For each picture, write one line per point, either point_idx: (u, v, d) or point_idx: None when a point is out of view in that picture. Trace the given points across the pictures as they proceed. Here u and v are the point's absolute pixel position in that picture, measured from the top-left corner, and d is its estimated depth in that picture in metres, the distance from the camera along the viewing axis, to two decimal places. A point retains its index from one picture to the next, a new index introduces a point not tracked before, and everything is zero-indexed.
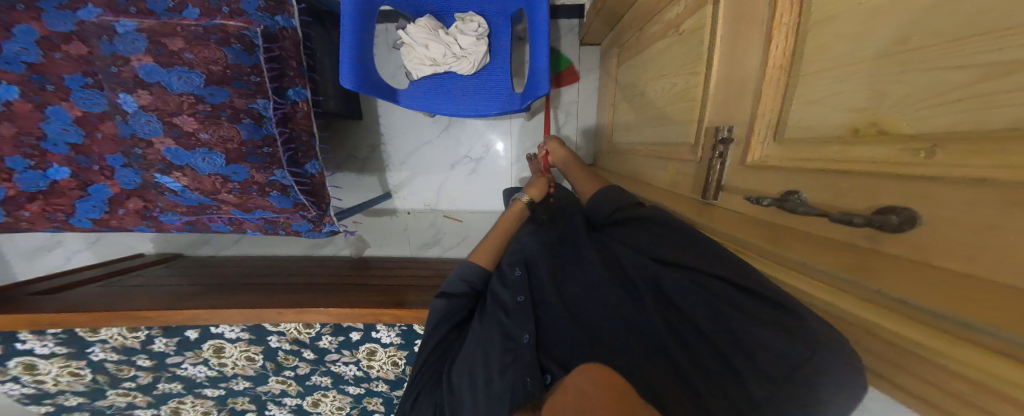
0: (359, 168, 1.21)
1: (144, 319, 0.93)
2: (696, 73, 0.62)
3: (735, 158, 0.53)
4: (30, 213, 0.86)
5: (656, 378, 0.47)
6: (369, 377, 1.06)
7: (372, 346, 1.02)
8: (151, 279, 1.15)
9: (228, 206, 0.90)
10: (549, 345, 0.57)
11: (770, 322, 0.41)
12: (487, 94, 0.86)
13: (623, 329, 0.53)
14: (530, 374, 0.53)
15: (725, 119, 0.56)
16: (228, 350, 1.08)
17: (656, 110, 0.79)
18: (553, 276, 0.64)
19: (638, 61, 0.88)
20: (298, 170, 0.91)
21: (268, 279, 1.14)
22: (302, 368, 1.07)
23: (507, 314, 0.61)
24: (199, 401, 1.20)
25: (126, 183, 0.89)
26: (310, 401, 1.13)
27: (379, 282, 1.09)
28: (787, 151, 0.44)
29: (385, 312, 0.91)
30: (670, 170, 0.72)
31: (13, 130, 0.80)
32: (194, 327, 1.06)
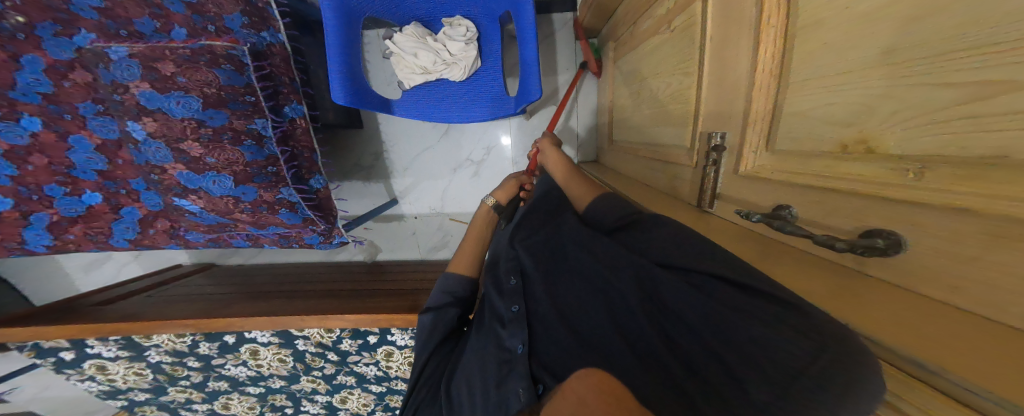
0: (364, 176, 1.23)
1: (188, 326, 1.02)
2: (689, 73, 0.61)
3: (729, 166, 0.52)
4: (74, 235, 0.94)
5: (647, 386, 0.38)
6: (389, 376, 1.12)
7: (388, 348, 1.07)
8: (192, 289, 1.25)
9: (244, 224, 0.95)
10: (542, 354, 0.53)
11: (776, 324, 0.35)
12: (480, 100, 0.84)
13: (615, 334, 0.46)
14: (521, 384, 0.50)
15: (718, 124, 0.54)
16: (262, 352, 1.17)
17: (654, 109, 0.76)
18: (546, 280, 0.59)
19: (634, 56, 0.84)
20: (304, 186, 0.95)
21: (292, 286, 1.21)
22: (328, 369, 1.14)
23: (503, 326, 0.59)
24: (244, 397, 1.31)
25: (151, 205, 0.98)
26: (339, 399, 1.20)
27: (392, 286, 1.13)
28: (779, 162, 0.43)
29: (397, 317, 0.94)
30: (668, 174, 0.71)
31: (45, 160, 0.85)
32: (231, 333, 1.15)
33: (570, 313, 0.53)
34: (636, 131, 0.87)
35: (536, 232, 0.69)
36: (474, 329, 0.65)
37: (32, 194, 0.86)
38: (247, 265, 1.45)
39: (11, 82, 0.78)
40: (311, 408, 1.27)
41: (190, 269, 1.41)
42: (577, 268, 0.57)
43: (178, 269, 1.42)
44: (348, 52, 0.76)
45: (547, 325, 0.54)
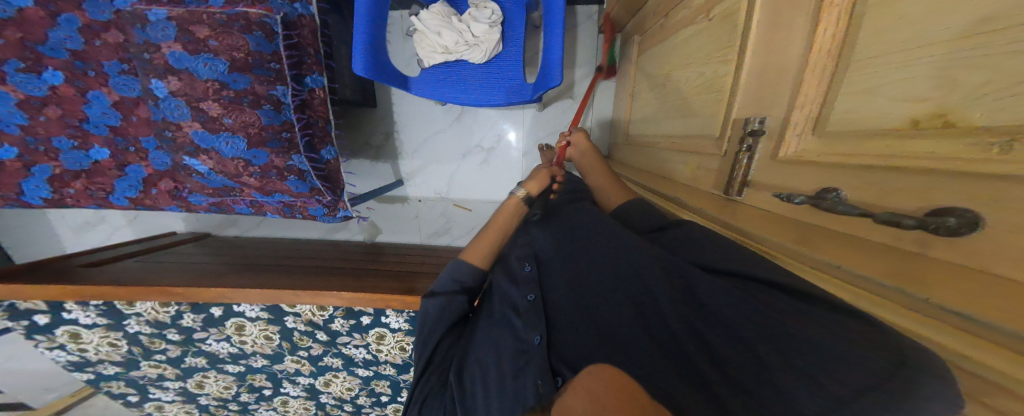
0: (373, 156, 1.23)
1: (174, 295, 0.99)
2: (727, 61, 0.60)
3: (765, 152, 0.51)
4: (75, 190, 0.95)
5: (676, 385, 0.42)
6: (377, 360, 1.08)
7: (381, 330, 1.05)
8: (183, 257, 1.22)
9: (250, 189, 0.94)
10: (560, 349, 0.56)
11: (811, 322, 0.38)
12: (500, 85, 0.85)
13: (641, 331, 0.49)
14: (541, 377, 0.54)
15: (756, 110, 0.53)
16: (248, 328, 1.13)
17: (678, 100, 0.77)
18: (565, 276, 0.64)
19: (661, 49, 0.85)
20: (315, 155, 0.94)
21: (288, 261, 1.19)
22: (315, 349, 1.11)
23: (519, 316, 0.63)
24: (222, 376, 1.24)
25: (158, 164, 0.98)
26: (322, 382, 1.16)
27: (392, 267, 1.12)
28: (830, 145, 0.41)
29: (394, 298, 0.96)
30: (692, 165, 0.70)
31: (59, 112, 0.90)
32: (218, 305, 1.11)
33: (591, 310, 0.56)
34: (657, 124, 0.87)
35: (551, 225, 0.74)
36: (483, 317, 0.69)
37: (38, 145, 0.90)
38: (243, 238, 1.42)
39: (43, 38, 0.85)
40: (291, 390, 1.21)
41: (187, 237, 1.38)
42: (601, 263, 0.60)
43: (173, 236, 1.38)
44: (375, 28, 0.78)
45: (566, 319, 0.59)
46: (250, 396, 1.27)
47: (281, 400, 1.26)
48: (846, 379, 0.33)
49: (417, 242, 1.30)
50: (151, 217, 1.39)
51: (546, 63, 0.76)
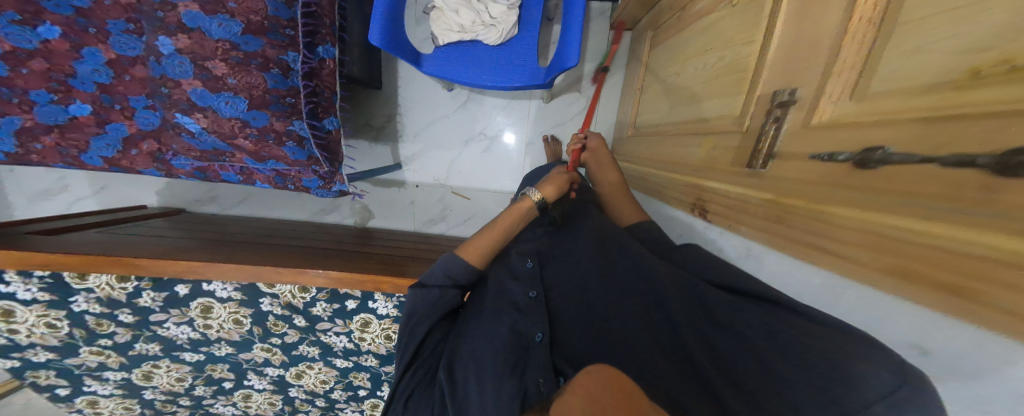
0: (373, 137, 1.22)
1: (134, 268, 0.91)
2: (752, 41, 0.62)
3: (795, 121, 0.51)
4: (43, 146, 0.87)
5: (682, 388, 0.48)
6: (358, 351, 1.01)
7: (366, 317, 0.98)
8: (150, 231, 1.11)
9: (243, 154, 0.90)
10: (560, 346, 0.65)
11: (819, 335, 0.41)
12: (515, 67, 0.87)
13: (642, 327, 0.58)
14: (543, 375, 0.59)
15: (786, 82, 0.53)
16: (215, 310, 1.02)
17: (693, 87, 0.80)
18: (568, 284, 0.73)
19: (680, 40, 0.87)
20: (316, 124, 0.91)
21: (272, 238, 1.12)
22: (290, 336, 1.02)
23: (520, 311, 0.70)
24: (175, 366, 1.11)
25: (144, 124, 0.91)
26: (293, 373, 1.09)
27: (384, 251, 1.08)
28: (869, 107, 0.41)
29: (384, 280, 0.92)
30: (707, 146, 0.70)
31: (44, 65, 0.81)
32: (184, 282, 1.00)
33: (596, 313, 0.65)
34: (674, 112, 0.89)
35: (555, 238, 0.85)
36: (478, 312, 0.72)
37: (13, 96, 0.80)
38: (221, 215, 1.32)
39: None
40: (255, 383, 1.12)
41: (157, 212, 1.26)
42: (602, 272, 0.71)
43: (144, 209, 1.27)
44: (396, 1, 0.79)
45: (568, 322, 0.67)
46: (206, 390, 1.15)
47: (241, 394, 1.14)
48: (840, 380, 0.37)
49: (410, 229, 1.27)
50: (121, 189, 1.29)
51: (564, 43, 0.78)
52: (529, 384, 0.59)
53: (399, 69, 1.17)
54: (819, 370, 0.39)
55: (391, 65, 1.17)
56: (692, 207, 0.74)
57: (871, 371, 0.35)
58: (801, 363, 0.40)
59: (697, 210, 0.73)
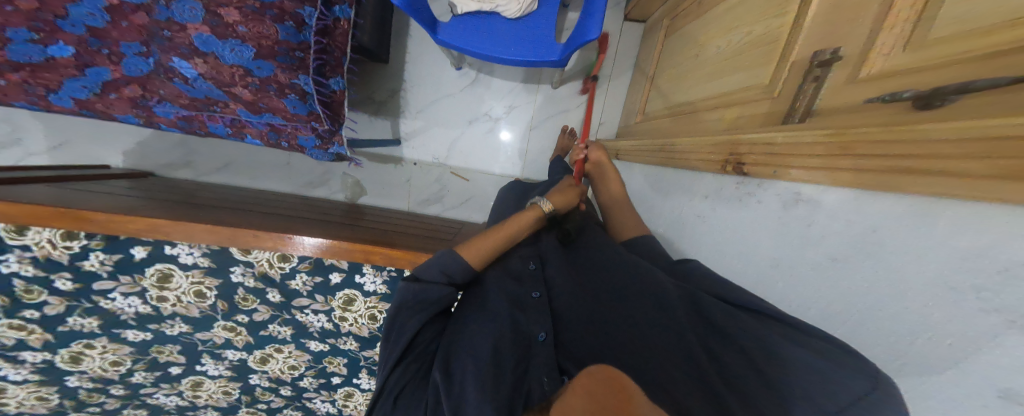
0: (374, 110, 1.19)
1: (83, 221, 0.77)
2: (784, 13, 0.62)
3: (840, 78, 0.50)
4: (7, 81, 0.81)
5: (694, 388, 0.46)
6: (339, 332, 0.94)
7: (351, 293, 0.91)
8: (106, 187, 0.96)
9: (238, 104, 0.86)
10: (569, 347, 0.60)
11: (803, 344, 0.44)
12: (532, 41, 0.82)
13: (651, 329, 0.56)
14: (549, 373, 0.54)
15: (829, 41, 0.53)
16: (175, 278, 0.89)
17: (713, 65, 0.82)
18: (573, 285, 0.70)
19: (698, 24, 0.90)
20: (323, 82, 0.86)
21: (254, 204, 1.02)
22: (259, 314, 0.92)
23: (524, 310, 0.66)
24: (111, 347, 0.93)
25: (131, 71, 0.83)
26: (257, 357, 1.00)
27: (377, 226, 1.01)
28: (927, 55, 0.39)
29: (376, 251, 0.85)
30: (730, 117, 0.73)
31: (32, 3, 0.74)
32: (144, 244, 0.86)
33: (597, 315, 0.62)
34: (694, 90, 0.89)
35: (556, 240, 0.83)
36: (474, 311, 0.65)
37: None
38: (195, 181, 1.21)
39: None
40: (210, 368, 1.00)
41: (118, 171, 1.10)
42: (602, 278, 0.71)
43: (104, 168, 1.11)
44: None
45: (572, 324, 0.63)
46: (147, 376, 0.99)
47: (189, 382, 1.01)
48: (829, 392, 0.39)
49: (404, 208, 1.25)
50: (81, 146, 1.15)
51: (588, 15, 0.74)
52: (531, 383, 0.54)
53: (407, 45, 1.17)
54: (817, 389, 0.40)
55: (400, 37, 1.16)
56: (724, 163, 0.69)
57: (853, 378, 0.39)
58: (779, 377, 0.43)
59: (729, 165, 0.68)
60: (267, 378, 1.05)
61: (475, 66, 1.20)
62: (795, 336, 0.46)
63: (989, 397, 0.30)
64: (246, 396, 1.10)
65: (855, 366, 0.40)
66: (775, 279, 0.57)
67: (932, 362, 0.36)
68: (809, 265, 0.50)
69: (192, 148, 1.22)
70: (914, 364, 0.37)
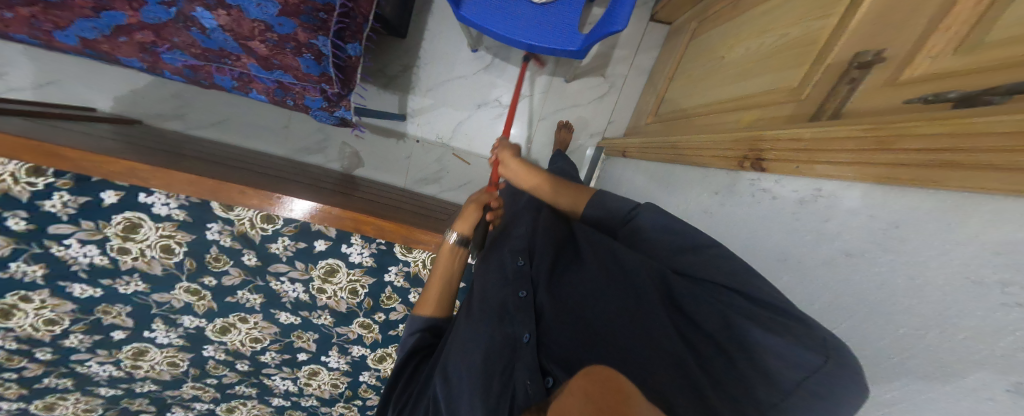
0: (383, 83, 1.23)
1: (51, 160, 0.65)
2: (828, 15, 0.62)
3: (878, 80, 0.50)
4: (14, 14, 0.78)
5: (673, 383, 0.40)
6: (314, 305, 0.91)
7: (335, 263, 0.87)
8: (84, 129, 0.89)
9: (250, 59, 0.82)
10: (551, 344, 0.52)
11: (774, 327, 0.39)
12: (555, 31, 0.86)
13: (628, 325, 0.49)
14: (529, 376, 0.47)
15: (872, 42, 0.52)
16: (143, 229, 0.78)
17: (738, 69, 0.84)
18: (556, 277, 0.62)
19: (731, 25, 0.92)
20: (340, 46, 0.84)
21: (248, 163, 0.99)
22: (229, 277, 0.86)
23: (510, 311, 0.59)
24: (51, 302, 0.80)
25: (148, 17, 0.78)
26: (217, 327, 0.92)
27: (370, 197, 0.98)
28: (979, 57, 0.38)
29: (368, 221, 0.81)
30: (746, 120, 0.75)
31: None
32: (117, 188, 0.73)
33: (577, 311, 0.54)
34: (715, 90, 0.90)
35: (543, 227, 0.72)
36: (467, 318, 0.64)
37: None
38: (184, 133, 1.18)
39: None
40: (160, 335, 0.92)
41: (101, 115, 1.05)
42: (577, 272, 0.61)
43: (87, 111, 1.06)
44: None
45: (551, 322, 0.55)
46: (82, 341, 0.88)
47: (132, 349, 0.93)
48: (798, 369, 0.36)
49: (400, 185, 1.27)
50: (71, 86, 1.11)
51: (615, 5, 0.78)
52: (515, 390, 0.48)
53: (425, 24, 1.21)
54: (769, 371, 0.38)
55: (419, 13, 1.20)
56: (741, 159, 0.70)
57: (805, 356, 0.36)
58: (749, 362, 0.39)
59: (747, 162, 0.68)
60: (223, 351, 0.98)
61: (491, 51, 1.24)
62: (772, 325, 0.38)
63: (997, 391, 0.28)
64: (196, 369, 1.01)
65: (803, 337, 0.37)
66: (780, 273, 0.55)
67: (946, 360, 0.33)
68: (820, 260, 0.49)
69: (186, 101, 1.19)
70: (931, 364, 0.34)
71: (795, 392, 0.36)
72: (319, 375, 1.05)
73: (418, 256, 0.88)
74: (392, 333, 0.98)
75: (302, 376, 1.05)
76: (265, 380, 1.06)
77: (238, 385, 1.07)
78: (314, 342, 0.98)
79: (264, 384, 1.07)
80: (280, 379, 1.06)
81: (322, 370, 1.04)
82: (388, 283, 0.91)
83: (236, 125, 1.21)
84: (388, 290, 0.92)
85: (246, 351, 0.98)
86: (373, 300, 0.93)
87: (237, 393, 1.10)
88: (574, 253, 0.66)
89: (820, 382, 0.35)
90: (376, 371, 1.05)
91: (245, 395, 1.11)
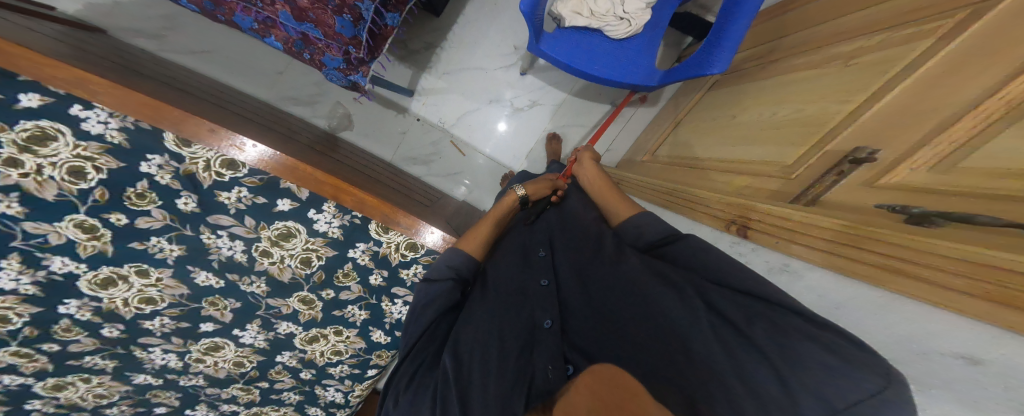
0: (402, 56, 1.26)
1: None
2: (850, 100, 0.61)
3: (860, 179, 0.54)
4: None
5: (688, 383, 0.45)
6: (249, 270, 0.82)
7: (294, 227, 0.78)
8: (28, 25, 0.74)
9: (282, 5, 0.78)
10: (572, 334, 0.62)
11: (829, 344, 0.40)
12: (628, 65, 0.92)
13: (659, 323, 0.53)
14: (552, 364, 0.55)
15: (871, 140, 0.54)
16: (54, 144, 0.59)
17: (746, 131, 0.86)
18: (577, 276, 0.71)
19: (747, 86, 0.95)
20: (380, 14, 0.83)
21: (235, 102, 0.93)
22: (147, 220, 0.71)
23: (532, 297, 0.69)
24: None
25: None
26: (98, 278, 0.74)
27: (350, 163, 0.91)
28: (955, 177, 0.42)
29: (350, 191, 0.74)
30: (738, 183, 0.80)
31: None
32: (46, 92, 0.57)
33: (604, 312, 0.62)
34: (717, 148, 0.94)
35: (569, 226, 0.84)
36: (482, 298, 0.69)
37: None
38: (157, 54, 1.07)
39: None
40: None
41: (60, 18, 0.92)
42: (602, 272, 0.67)
43: (46, 10, 0.92)
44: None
45: (580, 316, 0.64)
46: None
47: None
48: (842, 389, 0.36)
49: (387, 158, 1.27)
50: None
51: (712, 46, 0.81)
52: (534, 371, 0.55)
53: (461, 14, 1.27)
54: (816, 380, 0.38)
55: (458, 3, 1.27)
56: (731, 222, 0.72)
57: (861, 373, 0.36)
58: (802, 369, 0.39)
59: (734, 225, 0.70)
60: (91, 311, 0.78)
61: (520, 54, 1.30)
62: (829, 342, 0.40)
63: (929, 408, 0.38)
64: (34, 330, 0.75)
65: (866, 363, 0.37)
66: None
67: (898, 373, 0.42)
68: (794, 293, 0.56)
69: (178, 25, 1.11)
70: None
71: (841, 413, 0.36)
72: (221, 351, 0.94)
73: (392, 238, 0.82)
74: (335, 314, 0.93)
75: (195, 351, 0.92)
76: (137, 352, 0.88)
77: (92, 355, 0.84)
78: (231, 312, 0.88)
79: (132, 357, 0.88)
80: (159, 353, 0.90)
81: (227, 345, 0.93)
82: (351, 259, 0.85)
83: (220, 66, 1.14)
84: (347, 267, 0.86)
85: (127, 313, 0.81)
86: (326, 275, 0.86)
87: (83, 366, 0.85)
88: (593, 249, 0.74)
89: (875, 406, 0.35)
90: (299, 352, 0.99)
91: (96, 370, 0.87)
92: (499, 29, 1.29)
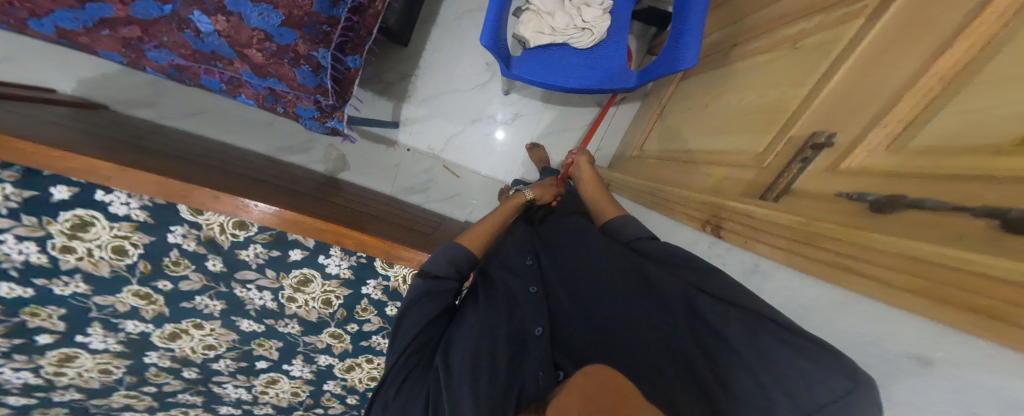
0: (380, 89, 1.29)
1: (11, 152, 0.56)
2: (798, 85, 0.64)
3: (823, 163, 0.53)
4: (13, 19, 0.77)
5: (679, 390, 0.50)
6: (281, 314, 0.92)
7: (309, 273, 0.87)
8: (35, 115, 0.78)
9: (243, 64, 0.81)
10: (560, 340, 0.65)
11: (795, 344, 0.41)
12: (603, 72, 0.89)
13: (639, 330, 0.58)
14: (544, 371, 0.59)
15: (828, 124, 0.55)
16: (94, 228, 0.69)
17: (727, 118, 0.84)
18: (566, 283, 0.73)
19: (721, 74, 0.94)
20: (341, 59, 0.85)
21: (227, 161, 0.96)
22: (188, 282, 0.81)
23: (522, 303, 0.70)
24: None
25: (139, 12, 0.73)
26: (166, 333, 0.87)
27: (352, 207, 0.97)
28: (905, 159, 0.41)
29: (348, 234, 0.79)
30: (717, 176, 0.79)
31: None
32: (70, 183, 0.64)
33: (594, 316, 0.65)
34: (699, 138, 0.93)
35: (557, 232, 0.87)
36: (472, 305, 0.68)
37: None
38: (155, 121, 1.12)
39: None
40: (95, 340, 0.83)
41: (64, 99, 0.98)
42: (588, 278, 0.70)
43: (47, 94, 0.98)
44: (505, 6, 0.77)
45: (572, 322, 0.66)
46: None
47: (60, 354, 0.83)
48: (812, 392, 0.39)
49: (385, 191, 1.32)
50: (29, 66, 1.03)
51: (677, 39, 0.77)
52: (525, 377, 0.58)
53: (430, 33, 1.29)
54: (799, 380, 0.40)
55: (424, 25, 1.28)
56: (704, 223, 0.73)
57: (831, 376, 0.37)
58: (771, 373, 0.42)
59: (708, 225, 0.72)
60: (169, 358, 0.93)
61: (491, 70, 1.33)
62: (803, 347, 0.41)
63: None
64: (133, 377, 0.94)
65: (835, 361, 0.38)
66: None
67: None
68: None
69: (163, 90, 1.16)
70: None
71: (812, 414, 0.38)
72: (279, 383, 1.10)
73: (398, 271, 0.90)
74: (363, 344, 1.04)
75: (258, 384, 1.08)
76: (214, 387, 1.05)
77: (183, 392, 1.04)
78: (277, 350, 1.01)
79: (212, 392, 1.06)
80: (232, 387, 1.07)
81: (282, 378, 1.09)
82: (366, 294, 0.94)
83: (217, 117, 1.19)
84: (364, 302, 0.95)
85: (197, 358, 0.96)
86: (347, 312, 0.96)
87: (179, 401, 1.06)
88: (579, 252, 0.76)
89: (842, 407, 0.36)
90: (342, 380, 1.13)
91: (187, 403, 1.07)
92: (469, 47, 1.32)
